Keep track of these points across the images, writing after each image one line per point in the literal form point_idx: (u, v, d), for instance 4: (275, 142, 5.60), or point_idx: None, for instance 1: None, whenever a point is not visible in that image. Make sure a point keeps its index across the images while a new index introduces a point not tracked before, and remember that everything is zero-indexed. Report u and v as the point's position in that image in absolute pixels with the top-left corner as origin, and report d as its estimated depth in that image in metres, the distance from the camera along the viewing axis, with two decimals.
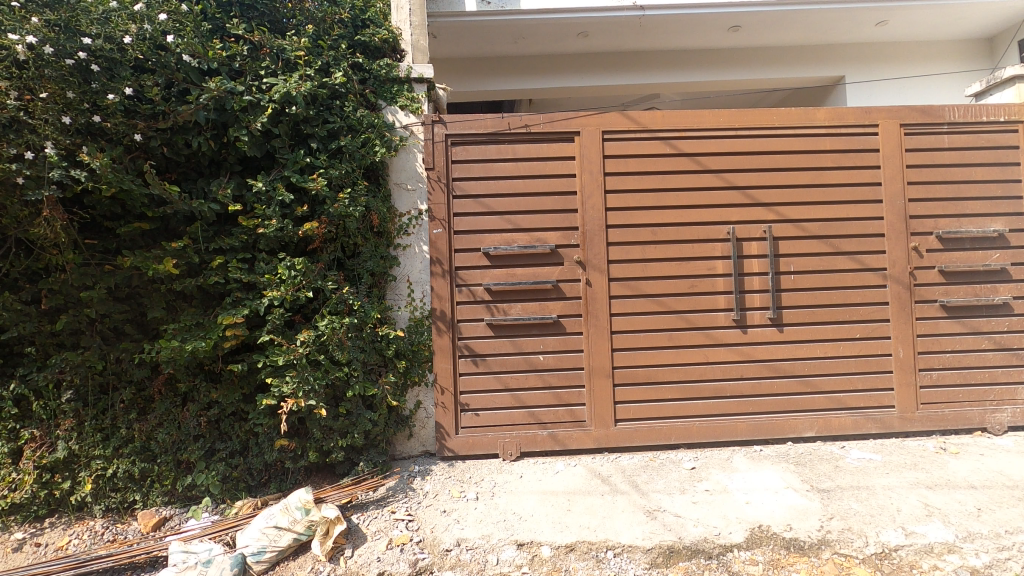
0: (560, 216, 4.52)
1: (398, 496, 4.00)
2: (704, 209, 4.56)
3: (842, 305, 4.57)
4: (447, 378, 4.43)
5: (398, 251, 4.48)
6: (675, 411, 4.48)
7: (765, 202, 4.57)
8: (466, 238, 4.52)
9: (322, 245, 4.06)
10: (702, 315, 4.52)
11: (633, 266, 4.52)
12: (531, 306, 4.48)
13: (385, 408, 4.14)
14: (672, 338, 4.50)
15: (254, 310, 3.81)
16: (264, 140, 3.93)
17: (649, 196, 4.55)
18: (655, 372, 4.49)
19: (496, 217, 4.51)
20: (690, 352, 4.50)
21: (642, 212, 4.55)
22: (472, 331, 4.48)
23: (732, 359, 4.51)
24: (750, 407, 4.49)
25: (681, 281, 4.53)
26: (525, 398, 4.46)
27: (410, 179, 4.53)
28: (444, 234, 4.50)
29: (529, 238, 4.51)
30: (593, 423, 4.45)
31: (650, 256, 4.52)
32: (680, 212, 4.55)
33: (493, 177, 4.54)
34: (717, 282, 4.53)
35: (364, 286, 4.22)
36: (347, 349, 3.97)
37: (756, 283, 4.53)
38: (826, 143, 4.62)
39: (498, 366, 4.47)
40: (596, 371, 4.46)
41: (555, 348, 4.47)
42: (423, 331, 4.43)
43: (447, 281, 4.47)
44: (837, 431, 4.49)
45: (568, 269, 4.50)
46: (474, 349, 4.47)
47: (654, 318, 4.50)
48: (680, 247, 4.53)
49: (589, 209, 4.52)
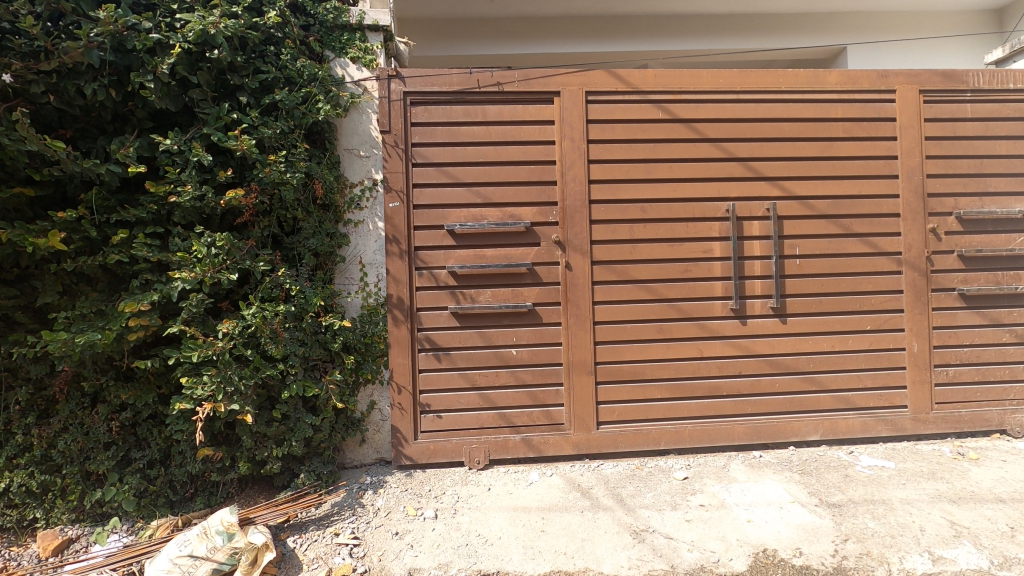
0: (536, 189, 3.93)
1: (344, 514, 3.41)
2: (701, 183, 4.00)
3: (852, 294, 4.06)
4: (403, 375, 3.83)
5: (349, 228, 3.87)
6: (665, 412, 3.95)
7: (769, 176, 4.02)
8: (428, 214, 3.89)
9: (253, 219, 3.43)
10: (697, 304, 3.97)
11: (620, 248, 3.95)
12: (502, 293, 3.89)
13: (329, 411, 3.53)
14: (663, 331, 3.95)
15: (166, 296, 3.14)
16: (181, 90, 3.26)
17: (638, 167, 3.97)
18: (642, 368, 3.94)
19: (463, 190, 3.90)
20: (682, 346, 3.96)
21: (630, 185, 3.98)
22: (434, 322, 3.88)
23: (729, 353, 3.99)
24: (749, 408, 3.99)
25: (673, 265, 3.97)
26: (495, 398, 3.89)
27: (363, 144, 3.90)
28: (402, 209, 3.86)
29: (501, 215, 3.90)
30: (572, 426, 3.90)
31: (638, 236, 3.96)
32: (672, 187, 3.98)
33: (459, 143, 3.91)
34: (714, 267, 3.99)
35: (306, 269, 3.60)
36: (283, 343, 3.36)
37: (757, 268, 4.00)
38: (838, 110, 4.08)
39: (464, 361, 3.88)
40: (575, 366, 3.90)
41: (530, 341, 3.90)
42: (377, 321, 3.83)
43: (405, 264, 3.85)
44: (844, 434, 4.01)
45: (544, 251, 3.92)
46: (436, 342, 3.87)
47: (643, 307, 3.95)
48: (673, 226, 3.97)
49: (569, 181, 3.93)
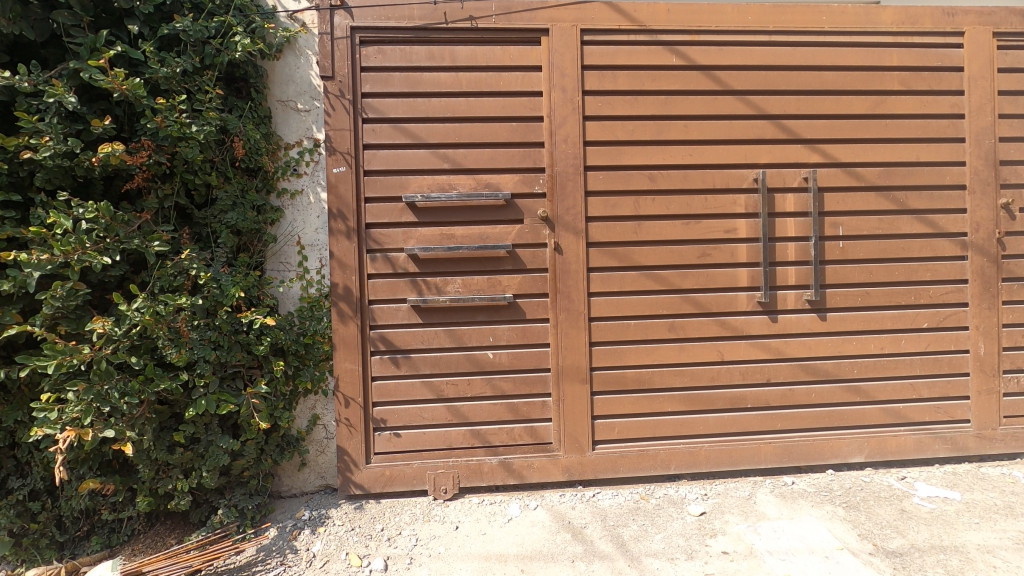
0: (518, 152, 3.14)
1: (269, 562, 2.68)
2: (724, 146, 3.22)
3: (906, 284, 3.32)
4: (351, 383, 3.07)
5: (284, 200, 3.11)
6: (676, 429, 3.22)
7: (808, 138, 3.24)
8: (381, 182, 3.09)
9: (149, 185, 2.65)
10: (717, 296, 3.21)
11: (622, 226, 3.18)
12: (475, 282, 3.12)
13: (253, 431, 2.78)
14: (675, 329, 3.20)
15: (20, 286, 2.35)
16: (43, 12, 2.44)
17: (646, 125, 3.18)
18: (649, 375, 3.20)
19: (427, 152, 3.11)
20: (699, 348, 3.21)
21: (635, 149, 3.19)
22: (391, 318, 3.11)
23: (755, 357, 3.24)
24: (779, 424, 3.26)
25: (688, 248, 3.20)
26: (467, 411, 3.14)
27: (301, 95, 3.12)
28: (348, 175, 3.05)
29: (474, 184, 3.13)
30: (562, 447, 3.16)
31: (646, 212, 3.18)
32: (688, 151, 3.20)
33: (421, 94, 3.11)
34: (738, 250, 3.22)
35: (223, 250, 2.83)
36: (188, 345, 2.61)
37: (792, 251, 3.24)
38: (893, 57, 3.29)
39: (428, 367, 3.12)
40: (566, 373, 3.15)
41: (510, 342, 3.15)
42: (320, 315, 3.08)
43: (354, 244, 3.06)
44: (893, 455, 3.29)
45: (528, 230, 3.14)
46: (393, 343, 3.11)
47: (651, 299, 3.18)
48: (688, 200, 3.20)
49: (560, 142, 3.14)
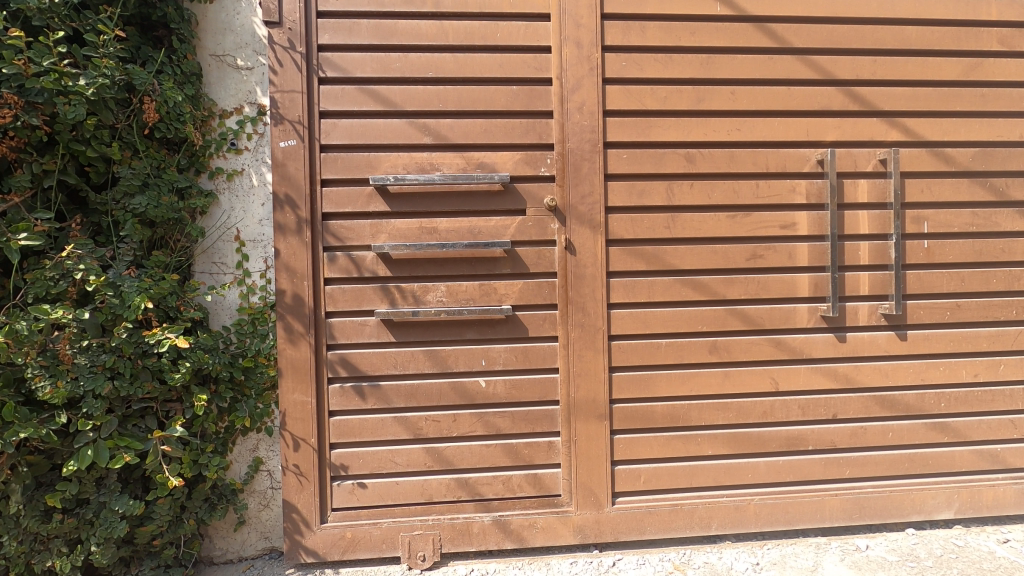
0: (519, 124, 2.45)
1: None
2: (780, 119, 2.54)
3: (1004, 294, 2.64)
4: (301, 420, 2.37)
5: (218, 183, 2.42)
6: (718, 477, 2.53)
7: (886, 110, 2.57)
8: (342, 160, 2.40)
9: (21, 157, 1.95)
10: (771, 308, 2.54)
11: (652, 219, 2.49)
12: (464, 289, 2.44)
13: (164, 488, 2.09)
14: (717, 350, 2.52)
15: None
16: None
17: (683, 91, 2.50)
18: (684, 409, 2.52)
19: (402, 123, 2.42)
20: (747, 375, 2.54)
21: (669, 121, 2.50)
22: (355, 336, 2.41)
23: (818, 387, 2.56)
24: (846, 470, 2.58)
25: (734, 248, 2.52)
26: (452, 456, 2.45)
27: (242, 49, 2.43)
28: (299, 150, 2.36)
29: (463, 164, 2.44)
30: (573, 501, 2.48)
31: (681, 201, 2.50)
32: (734, 126, 2.52)
33: (396, 49, 2.42)
34: (798, 251, 2.54)
35: (128, 246, 2.14)
36: (69, 375, 1.93)
37: (865, 253, 2.56)
38: (992, 9, 2.61)
39: (401, 399, 2.43)
40: (579, 407, 2.47)
41: (508, 367, 2.46)
42: (265, 330, 2.41)
43: (306, 240, 2.37)
44: (989, 509, 2.62)
45: (532, 223, 2.46)
46: (358, 367, 2.41)
47: (687, 312, 2.51)
48: (736, 186, 2.52)
49: (573, 110, 2.45)
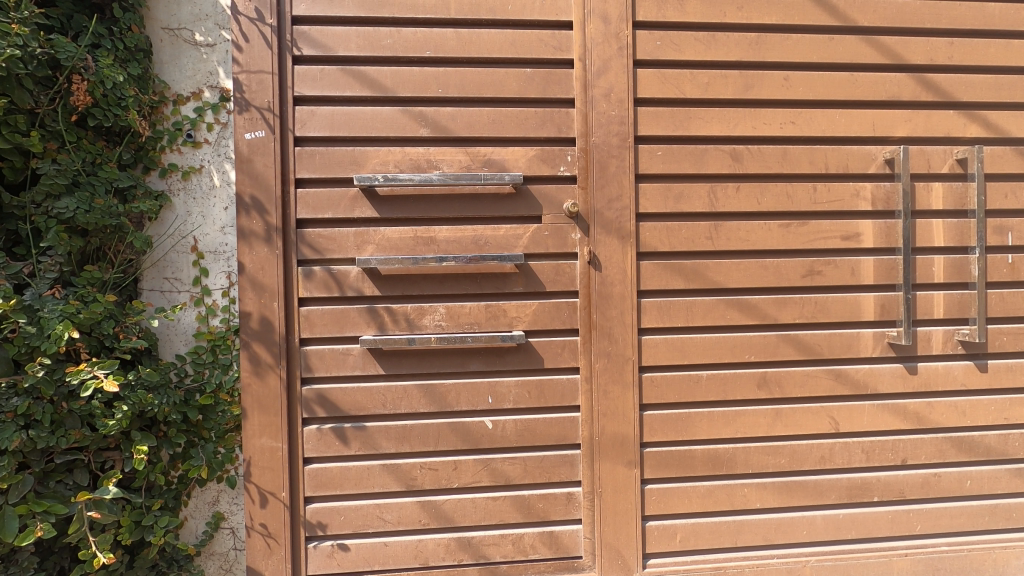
0: (534, 114, 2.05)
1: None
2: (842, 110, 2.15)
3: None
4: (268, 470, 1.96)
5: (172, 182, 2.01)
6: (768, 535, 2.13)
7: (965, 102, 2.18)
8: (321, 155, 1.99)
9: None
10: (829, 335, 2.15)
11: (691, 228, 2.09)
12: (467, 312, 2.03)
13: (91, 563, 1.69)
14: (766, 384, 2.13)
15: None
16: None
17: (728, 77, 2.10)
18: (727, 454, 2.12)
19: (393, 113, 2.01)
20: (801, 413, 2.14)
21: (712, 112, 2.10)
22: (335, 368, 2.00)
23: (885, 427, 2.17)
24: (917, 525, 2.18)
25: (788, 262, 2.13)
26: (452, 511, 2.04)
27: (201, 21, 2.03)
28: (269, 143, 1.95)
29: (467, 162, 2.03)
30: (597, 565, 2.07)
31: (726, 207, 2.10)
32: (789, 118, 2.12)
33: (387, 23, 2.01)
34: (862, 267, 2.15)
35: (51, 261, 1.74)
36: None
37: (940, 270, 2.17)
38: None
39: (391, 444, 2.02)
40: (604, 453, 2.06)
41: (519, 405, 2.06)
42: (227, 360, 2.01)
43: (276, 253, 1.96)
44: None
45: (549, 232, 2.05)
46: (339, 406, 2.00)
47: (732, 339, 2.12)
48: (790, 190, 2.13)
49: (598, 98, 2.05)
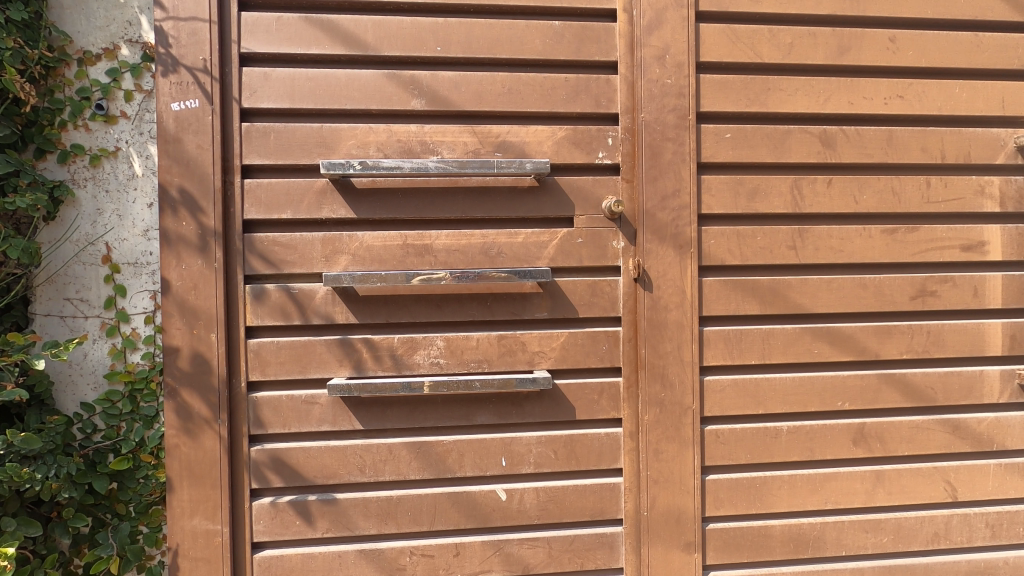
0: (564, 81, 1.54)
1: None
2: (963, 82, 1.65)
3: None
4: (203, 563, 1.45)
5: (75, 170, 1.49)
6: None
7: None
8: (277, 134, 1.47)
9: None
10: (945, 375, 1.65)
11: (768, 235, 1.59)
12: (474, 346, 1.52)
13: None
14: (864, 439, 1.63)
15: None
16: None
17: (818, 36, 1.60)
18: (814, 532, 1.61)
19: (376, 79, 1.49)
20: (907, 476, 1.64)
21: (797, 82, 1.60)
22: (295, 423, 1.48)
23: (1013, 494, 1.67)
24: None
25: (894, 280, 1.62)
26: None
27: None
28: (204, 117, 1.44)
29: (475, 144, 1.51)
30: None
31: (814, 208, 1.60)
32: (896, 91, 1.62)
33: None
34: (988, 287, 1.65)
35: None
36: None
37: None
38: None
39: (371, 523, 1.50)
40: (654, 532, 1.56)
41: (542, 469, 1.55)
42: (151, 411, 1.51)
43: (214, 267, 1.44)
44: None
45: (583, 239, 1.54)
46: (301, 474, 1.49)
47: (820, 381, 1.61)
48: (897, 186, 1.62)
49: (649, 61, 1.54)
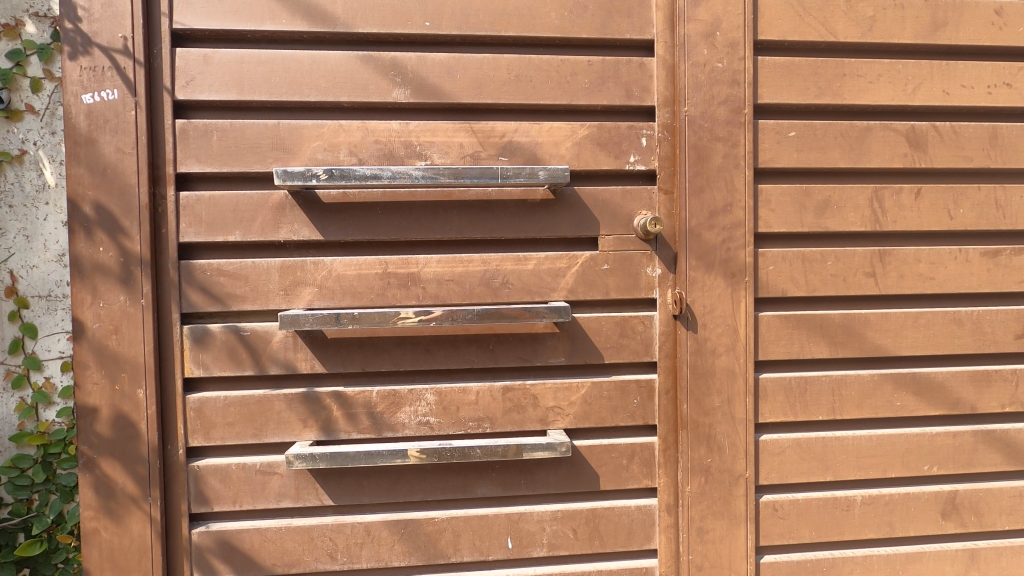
0: (586, 65, 1.21)
1: None
2: None
3: None
4: None
5: None
6: None
7: None
8: (221, 134, 1.15)
9: None
10: None
11: (841, 259, 1.27)
12: (472, 400, 1.21)
13: None
14: (956, 511, 1.32)
15: None
16: None
17: (906, 7, 1.27)
18: None
19: (347, 62, 1.17)
20: (1007, 556, 1.33)
21: (879, 66, 1.27)
22: (247, 499, 1.18)
23: None
24: None
25: (996, 315, 1.30)
26: None
27: None
28: (125, 112, 1.12)
29: (473, 146, 1.19)
30: None
31: (898, 225, 1.28)
32: (1003, 77, 1.29)
33: None
34: None
35: None
36: None
37: None
38: None
39: None
40: None
41: (558, 552, 1.24)
42: (69, 481, 1.22)
43: (140, 304, 1.13)
44: None
45: (609, 265, 1.23)
46: (255, 562, 1.18)
47: (903, 440, 1.30)
48: (1001, 196, 1.30)
49: (694, 39, 1.21)
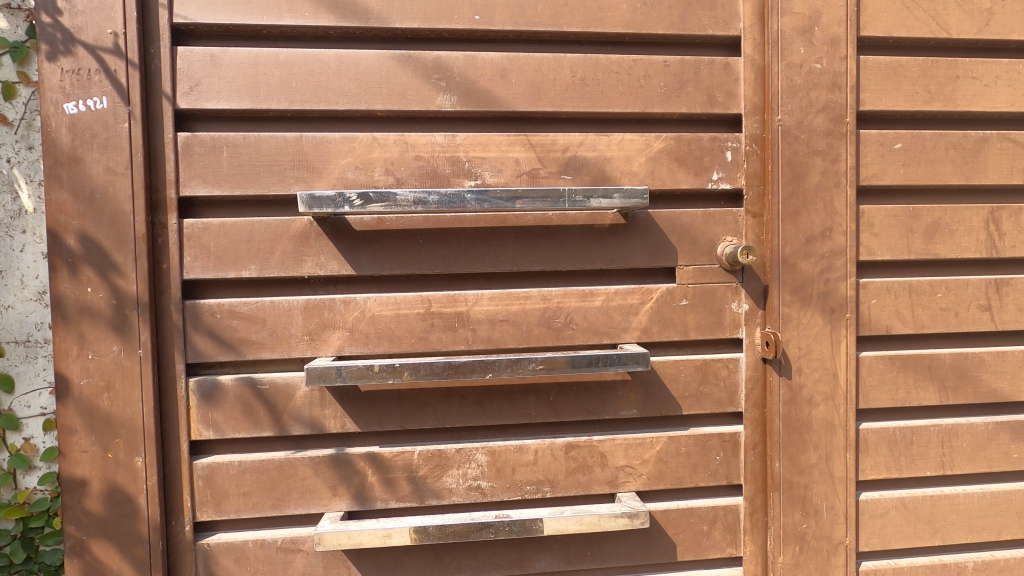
0: (663, 67, 1.03)
1: None
2: None
3: None
4: None
5: None
6: None
7: None
8: (232, 149, 0.96)
9: None
10: None
11: (953, 291, 1.09)
12: (530, 460, 1.03)
13: None
14: None
15: None
16: None
17: None
18: None
19: (381, 64, 0.98)
20: None
21: (997, 66, 1.09)
22: None
23: None
24: None
25: None
26: None
27: None
28: (116, 123, 0.93)
29: (529, 162, 1.01)
30: None
31: (1017, 250, 1.10)
32: None
33: None
34: None
35: None
36: None
37: None
38: None
39: None
40: None
41: None
42: (54, 560, 1.02)
43: (136, 356, 0.94)
44: None
45: (688, 300, 1.05)
46: None
47: (1020, 497, 1.13)
48: None
49: (788, 35, 1.03)
